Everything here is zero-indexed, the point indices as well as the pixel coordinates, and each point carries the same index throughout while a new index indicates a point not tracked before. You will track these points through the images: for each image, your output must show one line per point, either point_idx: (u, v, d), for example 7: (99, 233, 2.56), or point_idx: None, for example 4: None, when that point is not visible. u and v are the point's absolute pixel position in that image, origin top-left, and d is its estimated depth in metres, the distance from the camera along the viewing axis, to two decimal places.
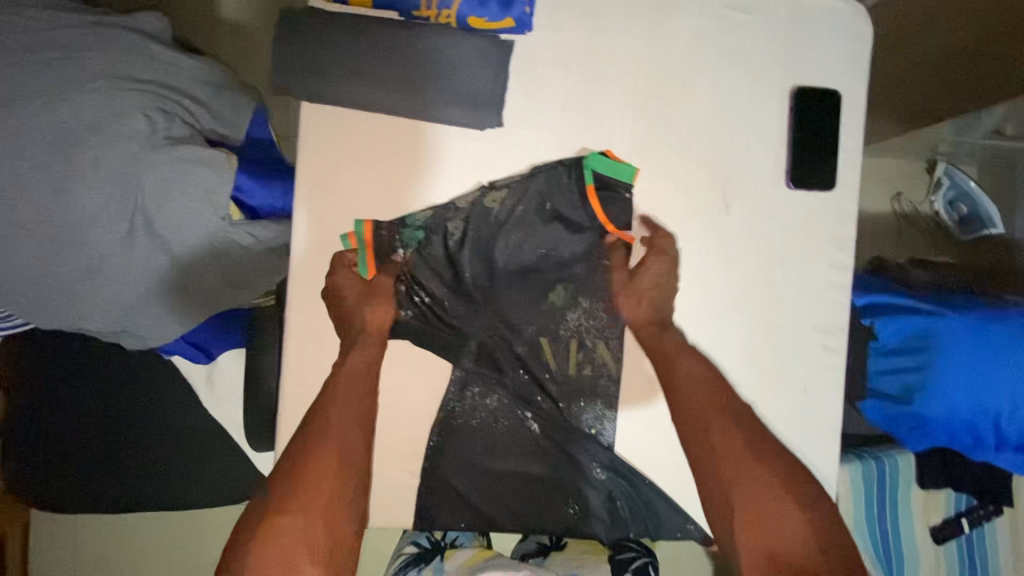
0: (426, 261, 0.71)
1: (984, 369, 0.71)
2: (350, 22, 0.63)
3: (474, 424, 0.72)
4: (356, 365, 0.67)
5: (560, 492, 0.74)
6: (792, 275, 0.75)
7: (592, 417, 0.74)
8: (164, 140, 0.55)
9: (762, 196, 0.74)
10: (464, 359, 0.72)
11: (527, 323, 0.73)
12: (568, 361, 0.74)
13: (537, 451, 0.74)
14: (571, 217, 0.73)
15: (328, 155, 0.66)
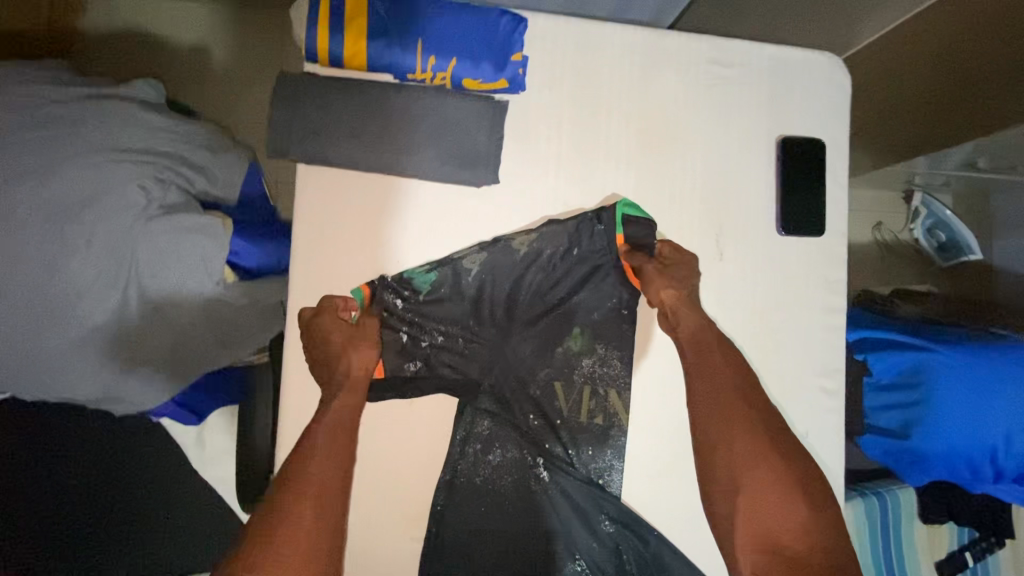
0: (435, 306, 0.70)
1: (974, 406, 0.85)
2: (344, 84, 0.64)
3: (478, 482, 0.69)
4: (345, 414, 0.64)
5: (563, 547, 0.70)
6: (791, 322, 0.73)
7: (600, 467, 0.71)
8: (159, 209, 0.59)
9: (756, 246, 0.73)
10: (473, 404, 0.70)
11: (540, 366, 0.72)
12: (580, 408, 0.72)
13: (540, 499, 0.70)
14: (579, 262, 0.72)
15: (325, 212, 0.66)
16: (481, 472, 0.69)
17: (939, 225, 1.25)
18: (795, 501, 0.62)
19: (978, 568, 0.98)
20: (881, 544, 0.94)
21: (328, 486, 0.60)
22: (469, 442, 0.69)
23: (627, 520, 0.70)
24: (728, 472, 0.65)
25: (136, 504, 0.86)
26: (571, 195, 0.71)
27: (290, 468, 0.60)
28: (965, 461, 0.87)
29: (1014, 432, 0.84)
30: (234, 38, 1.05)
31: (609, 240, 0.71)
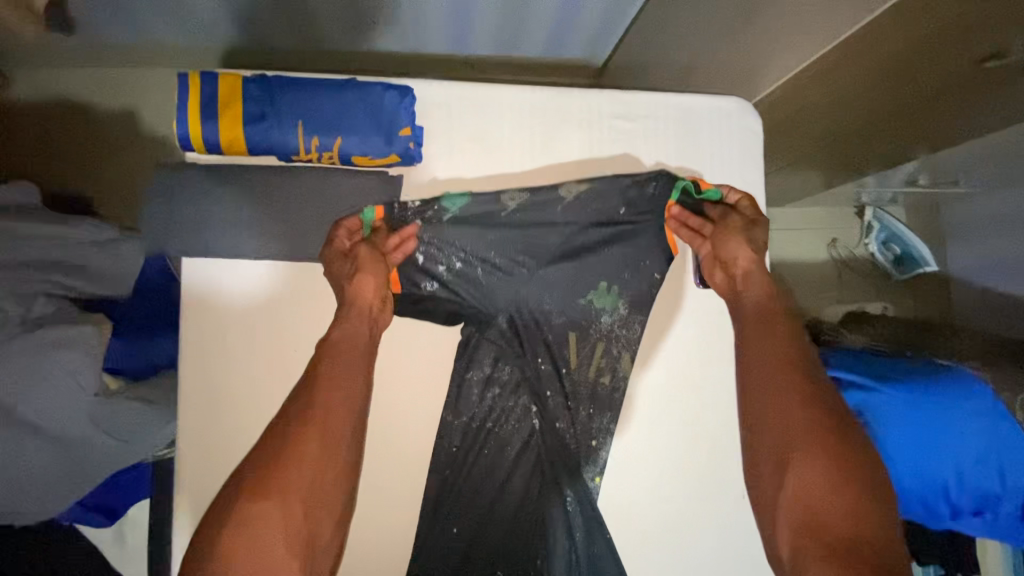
0: (459, 232, 0.66)
1: (921, 444, 0.82)
2: (225, 173, 0.62)
3: (477, 424, 0.66)
4: (344, 337, 0.58)
5: (536, 535, 0.64)
6: (718, 376, 0.69)
7: (598, 429, 0.66)
8: (25, 325, 0.57)
9: (677, 303, 0.70)
10: (486, 336, 0.67)
11: (555, 311, 0.68)
12: (589, 364, 0.67)
13: (530, 467, 0.66)
14: (624, 223, 0.68)
15: (215, 310, 0.63)
16: (491, 419, 0.66)
17: (894, 238, 1.22)
18: (846, 482, 0.49)
19: None
20: None
21: (333, 429, 0.52)
22: (477, 373, 0.66)
23: (589, 554, 0.64)
24: (779, 440, 0.53)
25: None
26: (476, 266, 0.67)
27: (300, 392, 0.53)
28: (918, 500, 0.84)
29: (963, 469, 0.82)
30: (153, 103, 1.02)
31: (658, 206, 0.68)
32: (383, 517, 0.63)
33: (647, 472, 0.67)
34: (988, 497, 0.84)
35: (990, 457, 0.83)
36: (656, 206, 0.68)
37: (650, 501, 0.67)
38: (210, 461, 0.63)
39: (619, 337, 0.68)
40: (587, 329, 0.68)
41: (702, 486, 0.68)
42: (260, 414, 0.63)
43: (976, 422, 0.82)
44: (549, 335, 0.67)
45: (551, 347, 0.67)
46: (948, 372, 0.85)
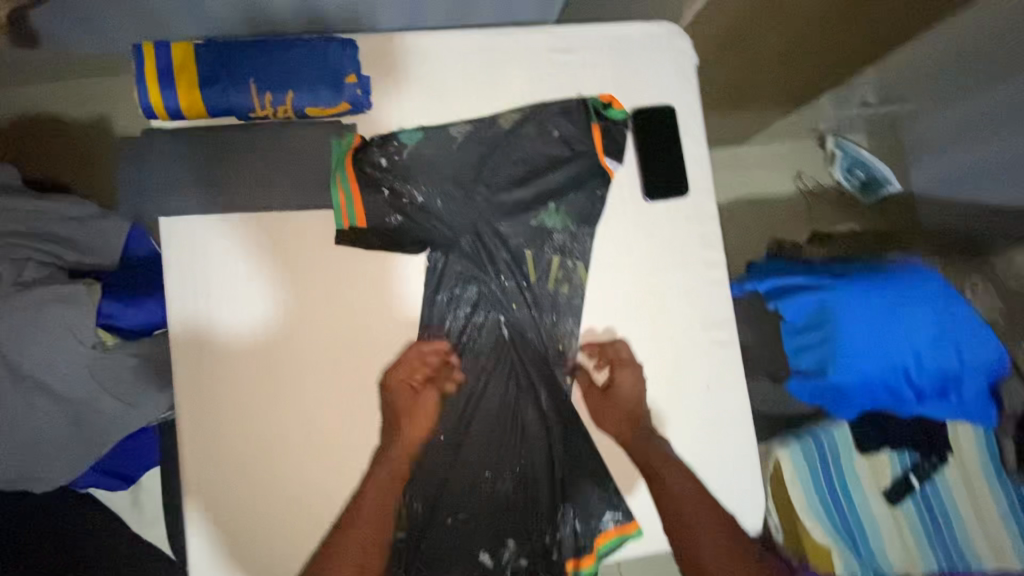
0: (416, 165, 0.71)
1: (879, 330, 0.88)
2: (187, 135, 0.66)
3: (455, 340, 0.71)
4: (389, 478, 0.66)
5: (514, 440, 0.70)
6: (670, 280, 0.75)
7: (563, 335, 0.72)
8: (15, 286, 0.62)
9: (629, 218, 0.75)
10: (451, 257, 0.71)
11: (511, 232, 0.72)
12: (547, 278, 0.73)
13: (505, 377, 0.71)
14: (562, 144, 0.74)
15: (193, 254, 0.66)
16: (465, 335, 0.71)
17: (859, 165, 1.26)
18: None
19: (926, 487, 0.97)
20: (822, 482, 0.96)
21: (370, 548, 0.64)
22: (447, 294, 0.70)
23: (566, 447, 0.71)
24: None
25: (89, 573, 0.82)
26: (436, 200, 0.71)
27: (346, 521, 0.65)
28: (883, 387, 0.90)
29: (920, 350, 0.88)
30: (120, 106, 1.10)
31: (585, 130, 0.74)
32: (373, 440, 0.67)
33: (616, 371, 0.72)
34: (946, 376, 0.90)
35: (944, 338, 0.88)
36: (586, 129, 0.74)
37: (619, 399, 0.72)
38: (197, 404, 0.65)
39: (573, 250, 0.73)
40: (543, 243, 0.73)
41: (666, 377, 0.74)
42: (246, 357, 0.66)
43: (927, 305, 0.88)
44: (506, 254, 0.72)
45: (511, 269, 0.72)
46: (892, 265, 0.92)
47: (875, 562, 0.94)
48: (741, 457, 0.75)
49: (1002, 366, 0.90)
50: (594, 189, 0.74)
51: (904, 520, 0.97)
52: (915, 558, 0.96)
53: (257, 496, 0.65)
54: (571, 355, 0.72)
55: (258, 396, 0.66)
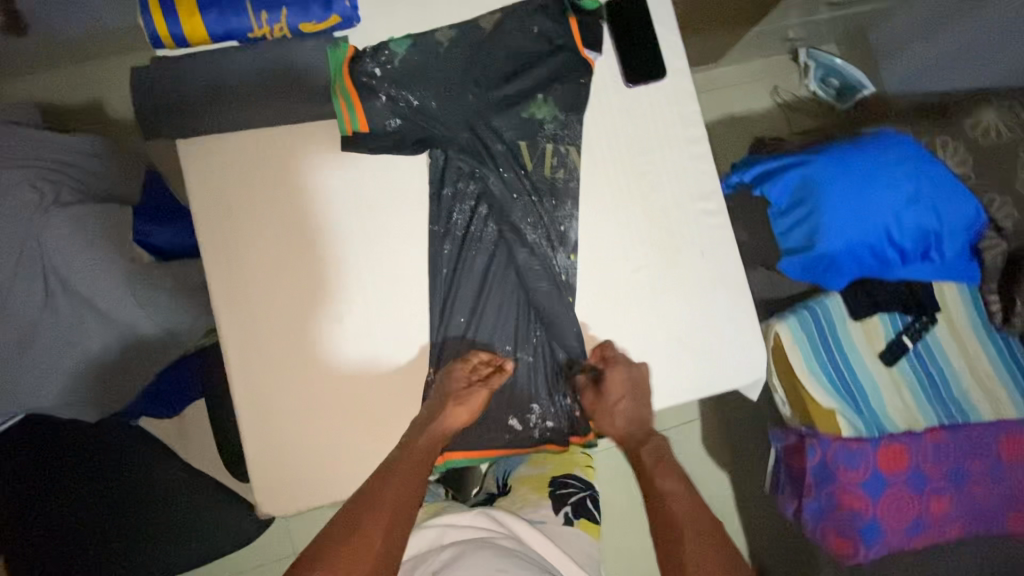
0: (409, 71, 0.75)
1: (859, 196, 0.93)
2: (192, 59, 0.71)
3: (464, 230, 0.76)
4: (425, 448, 0.69)
5: (524, 318, 0.77)
6: (659, 159, 0.80)
7: (564, 217, 0.78)
8: (53, 204, 0.70)
9: (613, 104, 0.80)
10: (450, 154, 0.76)
11: (503, 127, 0.78)
12: (543, 166, 0.78)
13: (513, 262, 0.77)
14: (543, 39, 0.78)
15: (214, 169, 0.72)
16: (473, 225, 0.77)
17: (831, 73, 1.34)
18: None
19: (919, 346, 1.03)
20: (823, 352, 1.01)
21: (402, 501, 0.64)
22: (453, 189, 0.76)
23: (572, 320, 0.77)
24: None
25: (129, 497, 0.85)
26: (432, 103, 0.75)
27: (376, 477, 0.66)
28: (869, 251, 0.95)
29: (900, 211, 0.93)
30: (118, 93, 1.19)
31: (563, 24, 0.78)
32: (399, 326, 0.74)
33: (614, 244, 0.78)
34: (927, 235, 0.95)
35: (922, 197, 0.93)
36: (565, 23, 0.78)
37: (620, 269, 0.78)
38: (239, 308, 0.72)
39: (564, 138, 0.79)
40: (535, 134, 0.78)
41: (661, 249, 0.79)
42: (280, 262, 0.73)
43: (902, 167, 0.94)
44: (501, 146, 0.77)
45: (508, 160, 0.77)
46: (863, 138, 0.99)
47: (876, 419, 1.01)
48: (741, 319, 0.79)
49: (979, 221, 0.96)
50: (578, 79, 0.78)
51: (902, 380, 1.03)
52: (914, 414, 1.02)
53: (302, 382, 0.73)
54: (573, 234, 0.77)
55: (289, 297, 0.73)
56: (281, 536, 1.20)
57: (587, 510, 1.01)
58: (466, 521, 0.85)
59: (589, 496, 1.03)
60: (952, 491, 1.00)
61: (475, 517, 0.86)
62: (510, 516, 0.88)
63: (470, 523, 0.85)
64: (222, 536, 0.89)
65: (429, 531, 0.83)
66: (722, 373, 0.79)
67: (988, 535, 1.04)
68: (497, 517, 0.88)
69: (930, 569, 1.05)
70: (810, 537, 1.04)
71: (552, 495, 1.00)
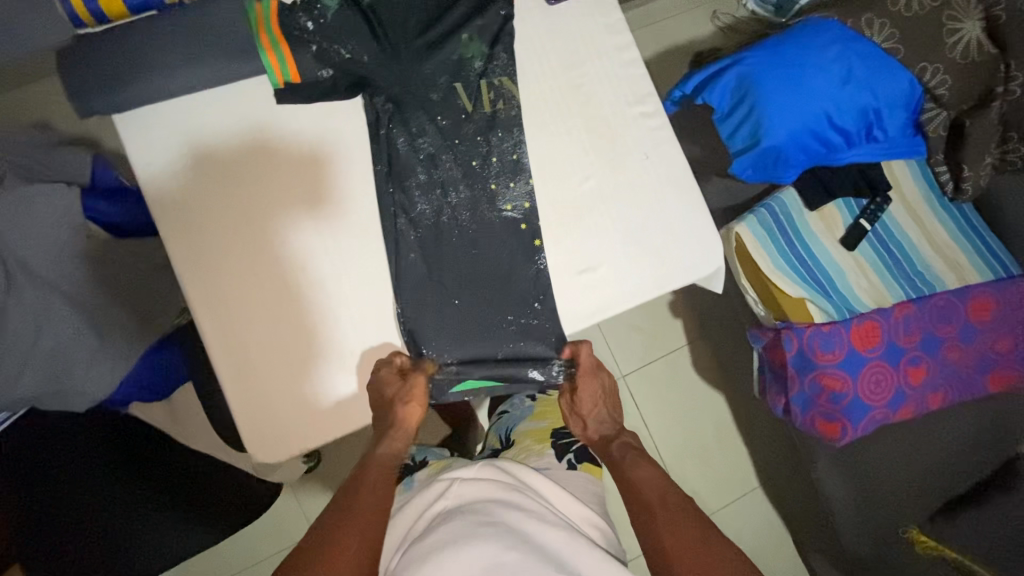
0: (341, 26, 0.75)
1: (793, 85, 0.95)
2: (114, 30, 0.71)
3: (414, 163, 0.77)
4: (385, 458, 0.76)
5: (484, 246, 0.77)
6: (591, 70, 0.81)
7: (512, 145, 0.78)
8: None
9: (539, 22, 0.81)
10: (382, 99, 0.77)
11: (433, 69, 0.78)
12: (481, 101, 0.78)
13: (467, 204, 0.78)
14: None
15: (157, 139, 0.73)
16: (421, 161, 0.77)
17: None
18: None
19: (878, 227, 1.06)
20: (785, 245, 1.02)
21: (378, 485, 0.72)
22: (400, 131, 0.77)
23: (534, 244, 0.77)
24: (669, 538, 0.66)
25: (145, 464, 0.87)
26: (364, 56, 0.76)
27: (346, 495, 0.70)
28: (813, 137, 0.97)
29: (836, 93, 0.95)
30: (62, 108, 1.18)
31: None
32: (362, 267, 0.75)
33: (560, 159, 0.80)
34: (867, 113, 0.97)
35: (855, 77, 0.96)
36: None
37: (567, 182, 0.79)
38: (207, 275, 0.74)
39: (494, 70, 0.79)
40: (465, 73, 0.78)
41: (606, 158, 0.80)
42: (237, 224, 0.74)
43: (831, 50, 0.96)
44: (437, 95, 0.78)
45: (445, 108, 0.78)
46: (792, 28, 1.01)
47: (846, 302, 1.03)
48: (695, 213, 0.82)
49: (915, 92, 0.98)
50: (499, 10, 0.79)
51: (866, 261, 1.05)
52: (882, 292, 1.05)
53: (273, 336, 0.74)
54: (526, 161, 0.79)
55: (248, 257, 0.74)
56: (297, 516, 1.21)
57: (587, 454, 0.93)
58: (470, 474, 0.77)
59: None
60: (928, 359, 1.03)
61: (480, 469, 0.78)
62: (518, 466, 0.81)
63: (478, 474, 0.77)
64: (227, 513, 0.91)
65: (434, 486, 0.76)
66: (683, 266, 0.80)
67: (969, 399, 1.08)
68: (505, 467, 0.80)
69: (915, 440, 1.10)
70: (801, 428, 1.07)
71: (553, 445, 0.92)
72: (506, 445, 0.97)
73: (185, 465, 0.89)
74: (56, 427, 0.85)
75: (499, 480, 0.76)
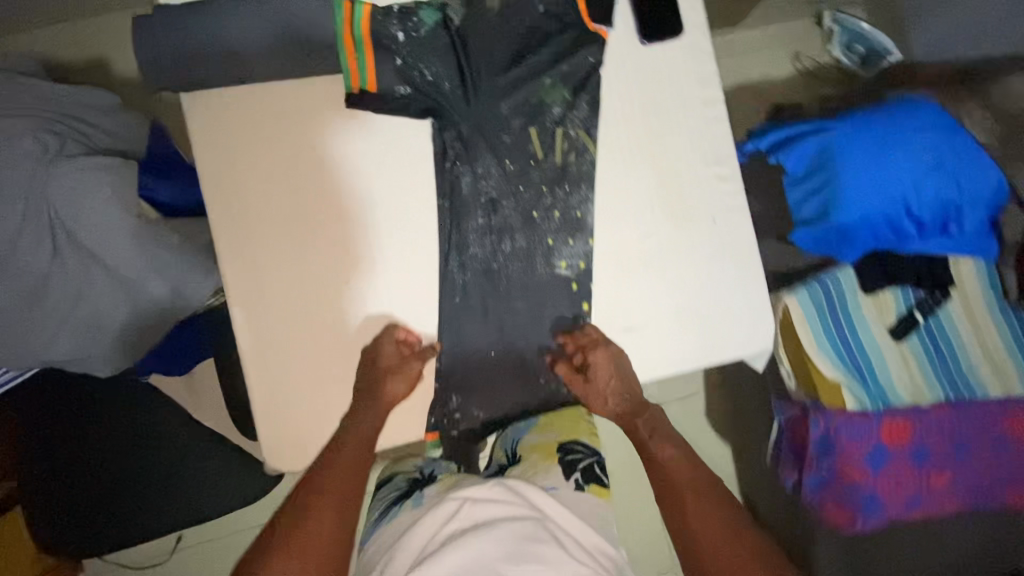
0: (430, 46, 0.73)
1: (878, 167, 0.90)
2: (191, 7, 0.68)
3: (476, 200, 0.74)
4: (363, 435, 0.69)
5: (531, 298, 0.75)
6: (672, 123, 0.77)
7: (578, 200, 0.75)
8: (56, 155, 0.70)
9: (628, 62, 0.77)
10: (450, 131, 0.73)
11: (506, 105, 0.74)
12: (554, 151, 0.75)
13: (520, 255, 0.74)
14: (548, 16, 0.74)
15: (219, 122, 0.71)
16: (481, 204, 0.74)
17: (856, 38, 1.26)
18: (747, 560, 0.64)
19: (931, 322, 1.01)
20: (830, 324, 0.99)
21: (351, 467, 0.67)
22: (468, 168, 0.73)
23: (582, 309, 0.75)
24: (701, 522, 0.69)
25: (142, 437, 0.88)
26: (444, 82, 0.73)
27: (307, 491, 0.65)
28: (885, 222, 0.92)
29: (920, 183, 0.90)
30: (121, 53, 1.16)
31: None
32: (404, 296, 0.72)
33: (624, 213, 0.76)
34: (947, 207, 0.92)
35: (943, 170, 0.91)
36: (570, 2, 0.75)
37: (631, 237, 0.76)
38: (245, 281, 0.71)
39: (572, 121, 0.75)
40: (542, 118, 0.75)
41: (672, 224, 0.77)
42: (285, 231, 0.71)
43: (924, 138, 0.91)
44: (509, 138, 0.74)
45: (515, 152, 0.75)
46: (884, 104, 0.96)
47: (882, 394, 0.99)
48: (755, 297, 0.78)
49: (1001, 193, 0.94)
50: (587, 57, 0.75)
51: (912, 355, 1.01)
52: (922, 390, 1.01)
53: (304, 348, 0.71)
54: (590, 219, 0.75)
55: (291, 263, 0.71)
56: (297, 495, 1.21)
57: (597, 474, 0.86)
58: (483, 494, 0.76)
59: (599, 460, 0.87)
60: (954, 466, 1.00)
61: (494, 490, 0.77)
62: (528, 487, 0.78)
63: (489, 496, 0.75)
64: (213, 500, 0.89)
65: (445, 505, 0.75)
66: (730, 345, 0.78)
67: (987, 509, 1.04)
68: (517, 488, 0.77)
69: (924, 540, 1.07)
70: (809, 510, 1.04)
71: (560, 462, 0.84)
72: (513, 462, 0.87)
73: (178, 446, 0.89)
74: (73, 395, 0.87)
75: (512, 507, 0.74)
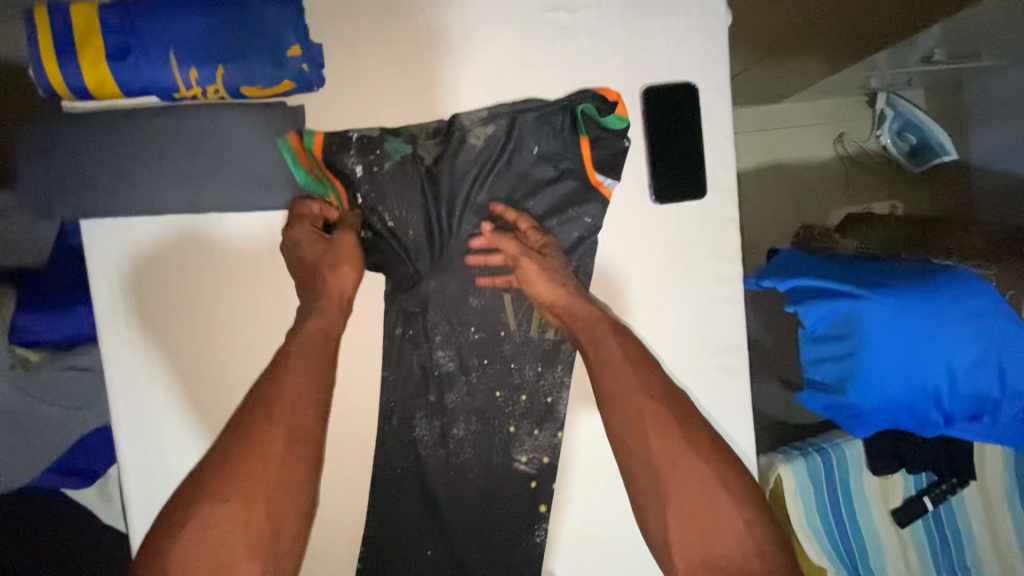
0: (394, 183, 0.60)
1: (910, 349, 0.73)
2: (102, 120, 0.56)
3: (428, 372, 0.62)
4: (312, 338, 0.55)
5: (482, 490, 0.64)
6: (677, 299, 0.64)
7: (550, 385, 0.63)
8: None
9: (634, 221, 0.63)
10: (405, 289, 0.61)
11: (477, 263, 0.62)
12: (529, 322, 0.63)
13: (474, 441, 0.63)
14: (544, 164, 0.62)
15: (122, 256, 0.58)
16: (432, 377, 0.62)
17: (909, 127, 1.02)
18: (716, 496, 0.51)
19: (940, 510, 0.90)
20: (824, 500, 0.89)
21: (303, 378, 0.53)
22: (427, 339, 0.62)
23: (539, 511, 0.64)
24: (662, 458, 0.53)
25: None
26: (408, 230, 0.61)
27: (244, 448, 0.49)
28: (907, 409, 0.76)
29: (956, 372, 0.73)
30: None
31: (572, 138, 0.61)
32: (333, 477, 0.62)
33: None
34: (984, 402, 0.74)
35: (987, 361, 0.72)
36: (577, 150, 0.61)
37: None
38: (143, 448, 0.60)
39: None
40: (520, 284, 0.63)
41: None
42: (194, 393, 0.60)
43: (974, 324, 0.72)
44: (478, 302, 0.62)
45: (484, 320, 0.63)
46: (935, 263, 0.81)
47: None
48: None
49: None
50: (585, 216, 0.62)
51: (912, 542, 0.91)
52: None
53: None
54: (562, 409, 0.63)
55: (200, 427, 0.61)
56: None
57: None
58: None
59: None
60: None
61: None
62: None
63: None
64: None
65: None
66: None
67: None
68: None
69: None
70: None
71: None
72: None
73: None
74: None
75: None
